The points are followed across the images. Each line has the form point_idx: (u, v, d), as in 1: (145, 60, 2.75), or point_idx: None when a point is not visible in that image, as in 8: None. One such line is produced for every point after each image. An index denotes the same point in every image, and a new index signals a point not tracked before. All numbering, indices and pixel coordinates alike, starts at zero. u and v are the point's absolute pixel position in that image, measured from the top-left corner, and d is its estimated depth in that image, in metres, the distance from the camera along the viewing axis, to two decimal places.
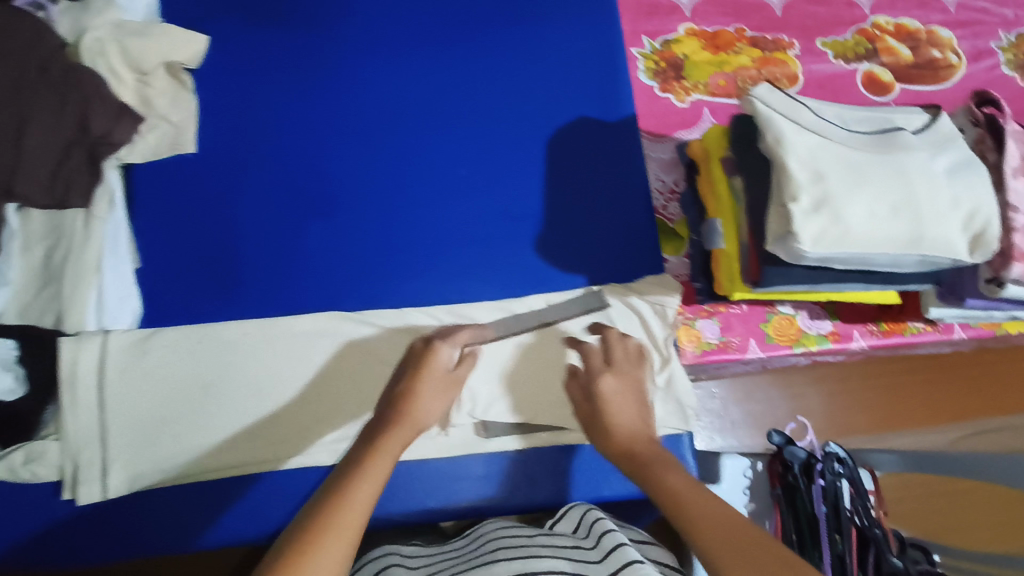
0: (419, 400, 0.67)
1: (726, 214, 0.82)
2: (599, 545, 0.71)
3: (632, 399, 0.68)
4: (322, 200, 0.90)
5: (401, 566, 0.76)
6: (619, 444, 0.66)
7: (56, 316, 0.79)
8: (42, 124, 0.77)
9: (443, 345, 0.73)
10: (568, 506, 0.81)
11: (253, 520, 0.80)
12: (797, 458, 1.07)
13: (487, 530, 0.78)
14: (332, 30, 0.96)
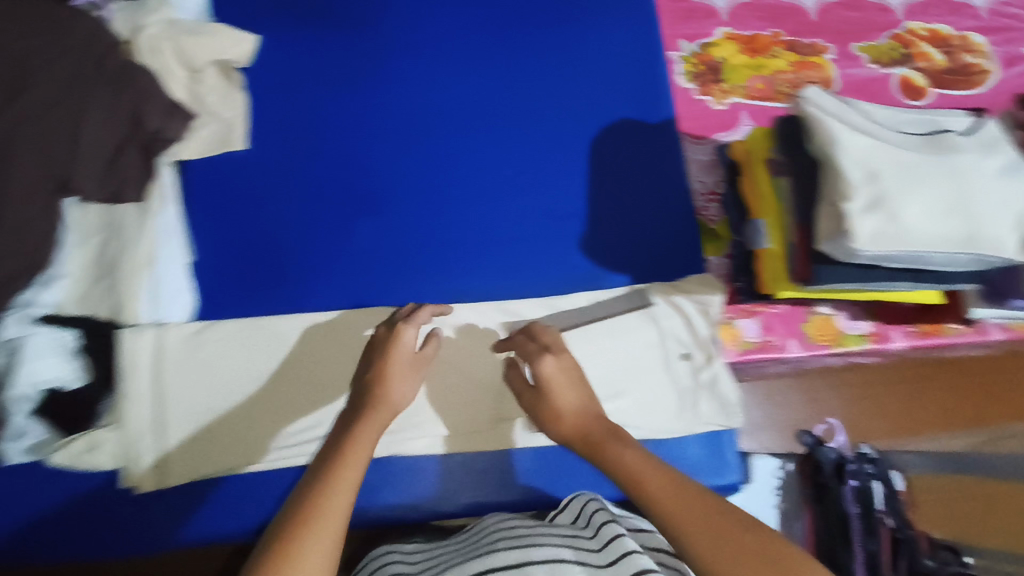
0: (388, 384, 0.68)
1: (771, 214, 0.84)
2: (598, 536, 0.71)
3: (581, 381, 0.69)
4: (371, 198, 0.92)
5: (401, 562, 0.76)
6: (573, 427, 0.66)
7: (112, 308, 0.81)
8: (97, 123, 0.82)
9: (406, 327, 0.74)
10: (571, 498, 0.80)
11: (233, 516, 0.80)
12: (829, 458, 1.07)
13: (488, 524, 0.79)
14: (377, 33, 0.99)
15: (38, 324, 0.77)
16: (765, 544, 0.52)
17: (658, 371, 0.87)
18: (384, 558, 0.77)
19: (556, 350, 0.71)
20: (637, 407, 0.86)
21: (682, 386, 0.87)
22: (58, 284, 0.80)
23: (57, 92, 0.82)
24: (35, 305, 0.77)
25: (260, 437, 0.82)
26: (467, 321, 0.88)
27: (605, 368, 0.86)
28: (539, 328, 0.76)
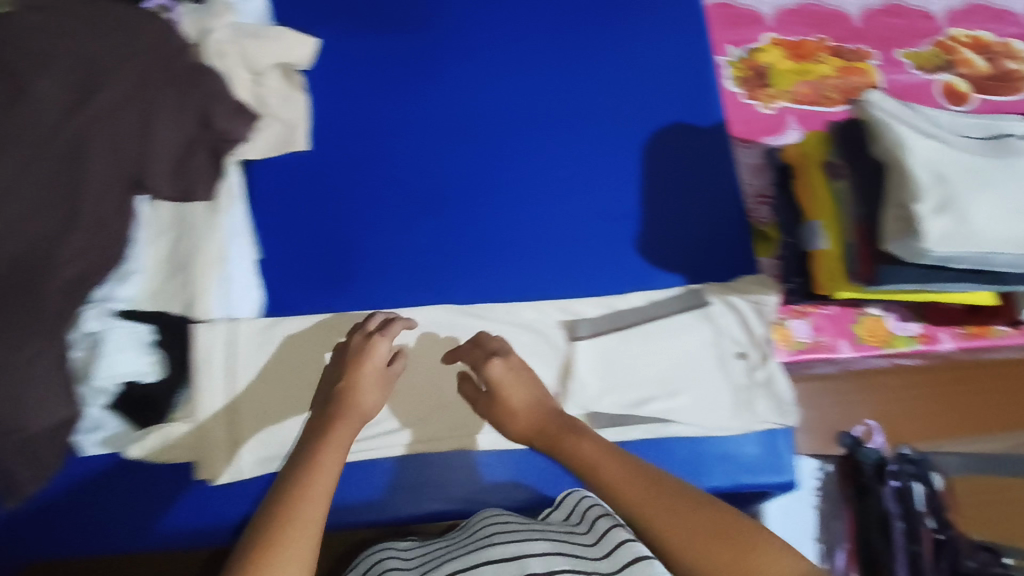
0: (359, 387, 0.75)
1: (829, 215, 0.85)
2: (591, 530, 0.73)
3: (528, 383, 0.79)
4: (432, 198, 0.94)
5: (396, 557, 0.77)
6: (527, 425, 0.77)
7: (185, 304, 0.83)
8: (166, 123, 0.84)
9: (380, 339, 0.79)
10: (564, 495, 0.81)
11: (208, 514, 0.83)
12: (869, 458, 1.05)
13: (483, 517, 0.80)
14: (434, 37, 1.01)
15: (117, 319, 0.80)
16: (704, 518, 0.63)
17: (713, 369, 0.88)
18: (379, 556, 0.77)
19: (505, 357, 0.80)
20: (694, 405, 0.87)
21: (738, 384, 0.88)
22: (133, 280, 0.83)
23: (127, 91, 0.83)
24: (112, 300, 0.80)
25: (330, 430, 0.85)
26: (527, 320, 0.90)
27: (662, 366, 0.88)
28: (483, 339, 0.83)
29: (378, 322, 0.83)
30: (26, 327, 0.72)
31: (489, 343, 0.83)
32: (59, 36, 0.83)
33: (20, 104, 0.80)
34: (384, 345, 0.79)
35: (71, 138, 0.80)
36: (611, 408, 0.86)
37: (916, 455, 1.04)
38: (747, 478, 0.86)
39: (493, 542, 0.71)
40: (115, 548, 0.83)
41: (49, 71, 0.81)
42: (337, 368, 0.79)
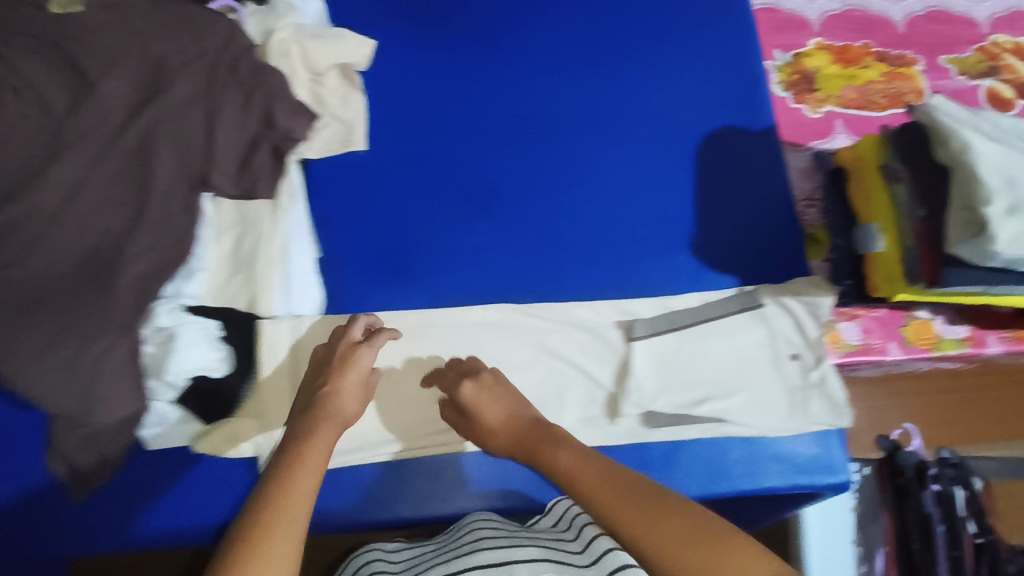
0: (333, 395, 0.78)
1: (886, 217, 0.86)
2: (579, 537, 0.72)
3: (504, 397, 0.81)
4: (488, 199, 0.95)
5: (383, 560, 0.77)
6: (507, 440, 0.80)
7: (249, 299, 0.84)
8: (229, 123, 0.85)
9: (365, 350, 0.81)
10: (556, 501, 0.81)
11: (189, 514, 0.82)
12: (909, 461, 1.03)
13: (470, 522, 0.79)
14: (489, 38, 1.02)
15: (187, 314, 0.81)
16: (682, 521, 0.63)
17: (768, 370, 0.88)
18: (366, 557, 0.77)
19: (480, 375, 0.83)
20: (752, 406, 0.87)
21: (793, 386, 0.88)
22: (198, 277, 0.83)
23: (191, 91, 0.85)
24: (182, 297, 0.82)
25: (386, 427, 0.85)
26: (585, 320, 0.90)
27: (717, 367, 0.88)
28: (456, 361, 0.86)
29: (356, 333, 0.83)
30: (97, 320, 0.75)
31: (463, 365, 0.86)
32: (129, 35, 0.85)
33: (90, 102, 0.81)
34: (368, 356, 0.81)
35: (139, 136, 0.82)
36: (666, 409, 0.86)
37: (957, 458, 1.02)
38: (802, 479, 0.87)
39: (479, 547, 0.71)
40: (173, 543, 0.82)
41: (118, 72, 0.83)
42: (314, 373, 0.82)
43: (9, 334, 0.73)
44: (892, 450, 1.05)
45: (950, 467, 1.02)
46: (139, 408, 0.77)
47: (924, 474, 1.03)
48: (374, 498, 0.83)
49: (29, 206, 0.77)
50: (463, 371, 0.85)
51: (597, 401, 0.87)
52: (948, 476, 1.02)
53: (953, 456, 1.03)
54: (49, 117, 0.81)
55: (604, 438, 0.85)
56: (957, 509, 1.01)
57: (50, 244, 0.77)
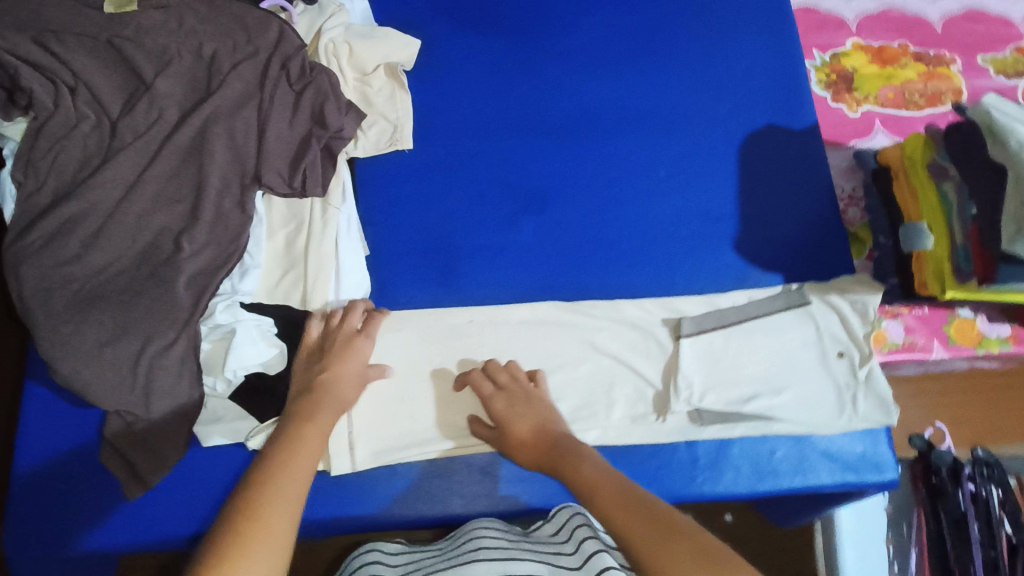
0: (339, 386, 0.76)
1: (936, 215, 0.87)
2: (578, 552, 0.73)
3: (533, 412, 0.80)
4: (533, 197, 0.95)
5: (384, 562, 0.77)
6: (534, 453, 0.77)
7: (303, 295, 0.85)
8: (280, 121, 0.86)
9: (365, 339, 0.80)
10: (558, 508, 0.81)
11: (151, 525, 0.79)
12: (943, 462, 1.04)
13: (472, 528, 0.78)
14: (532, 37, 1.03)
15: (244, 310, 0.82)
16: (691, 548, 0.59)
17: (815, 368, 0.89)
18: (366, 557, 0.77)
19: (513, 393, 0.82)
20: (800, 403, 0.87)
21: (841, 383, 0.88)
22: (253, 275, 0.84)
23: (242, 90, 0.85)
24: (238, 294, 0.82)
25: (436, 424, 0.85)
26: (632, 317, 0.90)
27: (763, 364, 0.88)
28: (488, 369, 0.84)
29: (354, 321, 0.81)
30: (155, 317, 0.76)
31: (497, 376, 0.83)
32: (182, 34, 0.85)
33: (144, 102, 0.82)
34: (367, 344, 0.80)
35: (192, 134, 0.82)
36: (715, 405, 0.86)
37: (992, 458, 1.01)
38: (850, 477, 0.86)
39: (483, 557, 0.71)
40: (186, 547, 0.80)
41: (172, 72, 0.84)
42: (308, 362, 0.78)
43: (72, 330, 0.74)
44: (926, 449, 1.06)
45: (985, 467, 1.01)
46: (195, 401, 0.79)
47: (958, 474, 1.03)
48: (410, 499, 0.83)
49: (86, 204, 0.78)
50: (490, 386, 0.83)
51: (646, 398, 0.87)
52: (983, 475, 1.01)
53: (988, 456, 1.02)
54: (106, 119, 0.82)
55: (654, 436, 0.85)
56: (994, 510, 0.99)
57: (107, 242, 0.77)
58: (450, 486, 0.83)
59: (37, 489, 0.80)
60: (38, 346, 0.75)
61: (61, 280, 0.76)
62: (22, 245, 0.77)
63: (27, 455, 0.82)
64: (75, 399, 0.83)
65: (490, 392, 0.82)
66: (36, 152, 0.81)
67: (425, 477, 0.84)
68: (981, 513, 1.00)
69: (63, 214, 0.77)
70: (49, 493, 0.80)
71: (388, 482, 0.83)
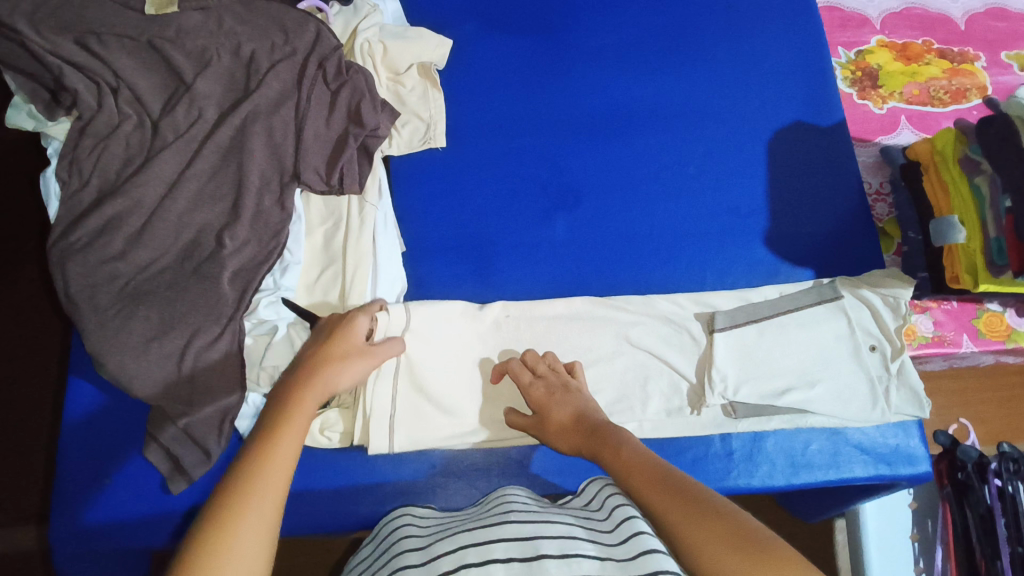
0: (327, 365, 0.73)
1: (969, 209, 0.88)
2: (609, 518, 0.67)
3: (574, 401, 0.80)
4: (565, 194, 0.96)
5: (414, 525, 0.75)
6: (574, 440, 0.77)
7: (341, 291, 0.86)
8: (317, 120, 0.87)
9: (360, 316, 0.79)
10: (586, 484, 0.77)
11: (143, 522, 0.79)
12: (969, 456, 1.03)
13: (501, 494, 0.77)
14: (561, 36, 1.04)
15: (285, 307, 0.84)
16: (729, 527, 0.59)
17: (848, 360, 0.89)
18: (397, 519, 0.76)
19: (551, 381, 0.82)
20: (835, 395, 0.87)
21: (875, 376, 0.89)
22: (294, 270, 0.85)
23: (280, 90, 0.86)
24: (280, 290, 0.84)
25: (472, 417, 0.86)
26: (665, 311, 0.91)
27: (798, 357, 0.89)
28: (527, 360, 0.84)
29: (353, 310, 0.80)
30: (201, 312, 0.77)
31: (536, 367, 0.84)
32: (222, 35, 0.86)
33: (185, 101, 0.83)
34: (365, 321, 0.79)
35: (232, 132, 0.83)
36: (750, 398, 0.86)
37: (1019, 454, 1.01)
38: (885, 469, 0.87)
39: (510, 519, 0.67)
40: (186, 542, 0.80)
41: (211, 72, 0.85)
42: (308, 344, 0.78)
43: (120, 324, 0.75)
44: (952, 445, 1.06)
45: (1011, 463, 1.01)
46: (237, 398, 0.78)
47: (984, 470, 1.03)
48: (454, 491, 0.84)
49: (130, 201, 0.79)
50: (528, 376, 0.83)
51: (680, 391, 0.88)
52: (1010, 471, 1.00)
53: (1016, 453, 1.01)
54: (147, 118, 0.84)
55: (690, 428, 0.86)
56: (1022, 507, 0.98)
57: (151, 239, 0.78)
58: (491, 481, 0.85)
59: (81, 482, 0.81)
60: (84, 341, 0.76)
61: (106, 276, 0.77)
62: (67, 243, 0.78)
63: (67, 453, 0.82)
64: (118, 394, 0.84)
65: (530, 380, 0.83)
66: (80, 151, 0.82)
67: (466, 470, 0.85)
68: (1009, 509, 0.99)
69: (107, 213, 0.78)
70: (93, 486, 0.81)
71: (428, 476, 0.84)
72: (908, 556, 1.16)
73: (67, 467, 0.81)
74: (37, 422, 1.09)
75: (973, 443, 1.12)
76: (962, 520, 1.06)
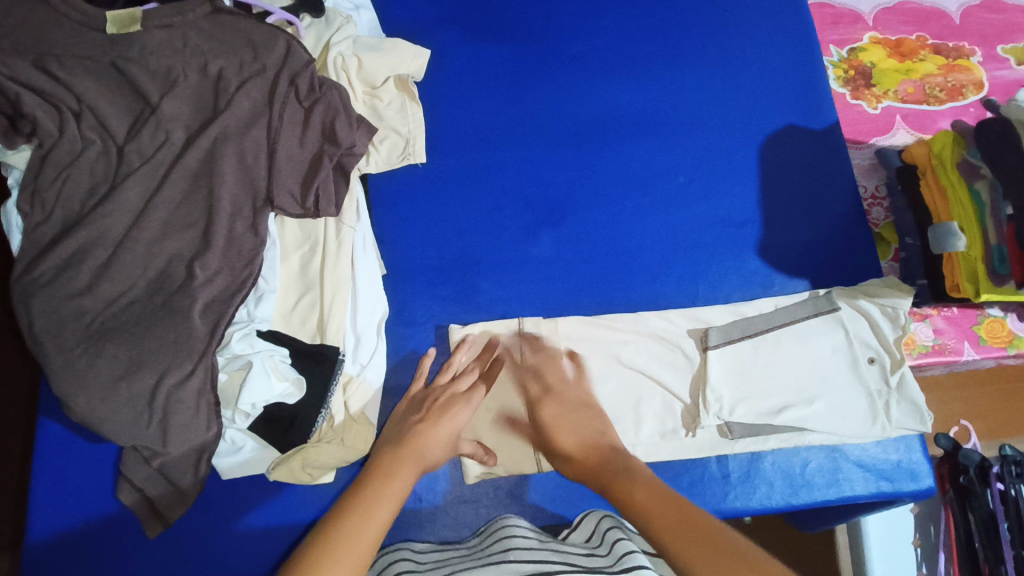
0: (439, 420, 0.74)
1: (969, 216, 0.86)
2: (611, 553, 0.67)
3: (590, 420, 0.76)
4: (551, 209, 0.93)
5: (410, 561, 0.72)
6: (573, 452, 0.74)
7: (318, 321, 0.82)
8: (291, 139, 0.82)
9: (462, 407, 0.76)
10: (583, 517, 0.79)
11: (127, 563, 0.79)
12: (971, 461, 1.00)
13: (502, 526, 0.75)
14: (544, 42, 1.00)
15: (259, 338, 0.78)
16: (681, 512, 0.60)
17: (848, 375, 0.86)
18: (395, 555, 0.74)
19: (558, 398, 0.79)
20: (836, 414, 0.84)
21: (875, 390, 0.85)
22: (269, 299, 0.80)
23: (251, 109, 0.81)
24: (254, 321, 0.79)
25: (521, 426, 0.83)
26: (657, 330, 0.88)
27: (795, 372, 0.85)
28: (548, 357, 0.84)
29: (463, 385, 0.79)
30: (170, 349, 0.73)
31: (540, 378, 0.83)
32: (187, 53, 0.82)
33: (150, 125, 0.79)
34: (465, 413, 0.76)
35: (201, 156, 0.79)
36: (746, 418, 0.83)
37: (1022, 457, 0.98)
38: (885, 486, 0.85)
39: (510, 559, 0.65)
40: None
41: (178, 92, 0.81)
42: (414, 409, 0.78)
43: (87, 364, 0.72)
44: (953, 449, 1.03)
45: (1014, 467, 0.97)
46: (213, 435, 0.76)
47: (986, 473, 1.00)
48: (444, 521, 0.82)
49: (95, 233, 0.75)
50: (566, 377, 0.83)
51: (674, 412, 0.85)
52: (1014, 474, 0.97)
53: (1019, 455, 0.98)
54: (112, 144, 0.80)
55: (686, 450, 0.84)
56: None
57: (118, 272, 0.75)
58: (479, 512, 0.83)
59: (62, 524, 0.80)
60: (52, 383, 0.73)
61: (72, 313, 0.74)
62: (30, 279, 0.75)
63: (42, 496, 0.80)
64: (91, 433, 0.82)
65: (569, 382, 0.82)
66: (42, 181, 0.79)
67: (454, 502, 0.83)
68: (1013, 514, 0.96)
69: (71, 245, 0.75)
70: (72, 527, 0.80)
71: (416, 508, 0.82)
72: (912, 562, 1.15)
73: (44, 508, 0.80)
74: (9, 449, 1.06)
75: (974, 446, 1.09)
76: (965, 523, 1.03)
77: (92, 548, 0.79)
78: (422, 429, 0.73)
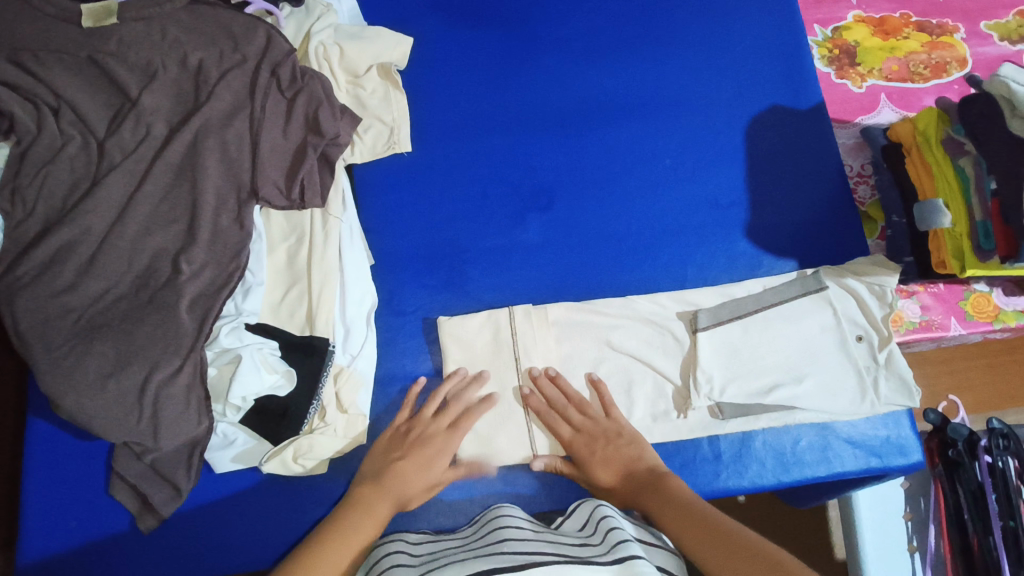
0: (408, 460, 0.78)
1: (954, 193, 0.86)
2: (605, 542, 0.68)
3: (621, 454, 0.79)
4: (538, 195, 0.93)
5: (405, 553, 0.71)
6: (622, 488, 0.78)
7: (307, 313, 0.81)
8: (274, 131, 0.81)
9: (447, 442, 0.80)
10: (578, 503, 0.79)
11: (121, 558, 0.79)
12: (959, 434, 1.02)
13: (497, 515, 0.75)
14: (528, 27, 1.00)
15: (246, 331, 0.78)
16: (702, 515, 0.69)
17: (835, 352, 0.86)
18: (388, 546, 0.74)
19: (592, 436, 0.81)
20: (824, 391, 0.84)
21: (863, 367, 0.86)
22: (257, 293, 0.80)
23: (232, 101, 0.80)
24: (242, 314, 0.79)
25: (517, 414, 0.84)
26: (647, 313, 0.88)
27: (784, 351, 0.86)
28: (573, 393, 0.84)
29: (445, 420, 0.82)
30: (158, 344, 0.72)
31: (569, 412, 0.83)
32: (165, 45, 0.81)
33: (131, 118, 0.78)
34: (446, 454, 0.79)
35: (183, 149, 0.78)
36: (736, 398, 0.83)
37: (1008, 429, 0.99)
38: (875, 462, 0.86)
39: (503, 550, 0.65)
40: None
41: (158, 85, 0.80)
42: (394, 444, 0.80)
43: (74, 362, 0.71)
44: (941, 424, 1.03)
45: (1000, 438, 0.99)
46: (204, 429, 0.75)
47: (975, 446, 1.00)
48: (437, 509, 0.82)
49: (78, 230, 0.75)
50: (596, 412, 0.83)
51: (665, 394, 0.86)
52: (1000, 447, 0.98)
53: (1004, 428, 0.99)
54: (92, 139, 0.79)
55: (678, 432, 0.84)
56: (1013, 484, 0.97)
57: (103, 269, 0.74)
58: (473, 500, 0.83)
59: (54, 521, 0.79)
60: (39, 382, 0.72)
61: (58, 310, 0.73)
62: (13, 278, 0.74)
63: (33, 497, 0.80)
64: (81, 430, 0.82)
65: (599, 417, 0.82)
66: (22, 180, 0.77)
67: (449, 490, 0.83)
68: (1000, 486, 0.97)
69: (54, 243, 0.74)
70: (63, 526, 0.79)
71: None
72: (901, 536, 1.12)
73: (35, 508, 0.80)
74: None
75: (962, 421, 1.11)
76: (953, 497, 1.03)
77: (85, 546, 0.79)
78: (398, 464, 0.77)
